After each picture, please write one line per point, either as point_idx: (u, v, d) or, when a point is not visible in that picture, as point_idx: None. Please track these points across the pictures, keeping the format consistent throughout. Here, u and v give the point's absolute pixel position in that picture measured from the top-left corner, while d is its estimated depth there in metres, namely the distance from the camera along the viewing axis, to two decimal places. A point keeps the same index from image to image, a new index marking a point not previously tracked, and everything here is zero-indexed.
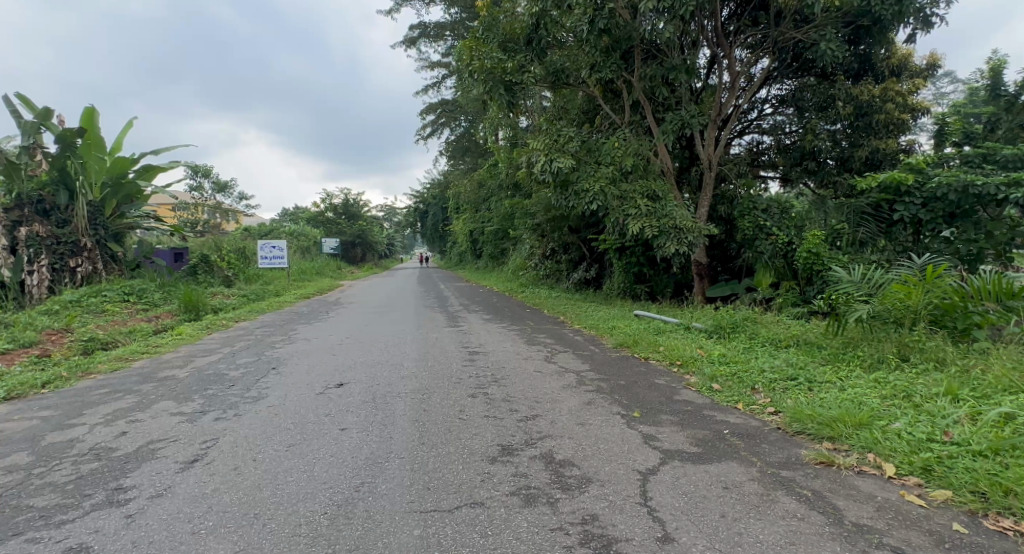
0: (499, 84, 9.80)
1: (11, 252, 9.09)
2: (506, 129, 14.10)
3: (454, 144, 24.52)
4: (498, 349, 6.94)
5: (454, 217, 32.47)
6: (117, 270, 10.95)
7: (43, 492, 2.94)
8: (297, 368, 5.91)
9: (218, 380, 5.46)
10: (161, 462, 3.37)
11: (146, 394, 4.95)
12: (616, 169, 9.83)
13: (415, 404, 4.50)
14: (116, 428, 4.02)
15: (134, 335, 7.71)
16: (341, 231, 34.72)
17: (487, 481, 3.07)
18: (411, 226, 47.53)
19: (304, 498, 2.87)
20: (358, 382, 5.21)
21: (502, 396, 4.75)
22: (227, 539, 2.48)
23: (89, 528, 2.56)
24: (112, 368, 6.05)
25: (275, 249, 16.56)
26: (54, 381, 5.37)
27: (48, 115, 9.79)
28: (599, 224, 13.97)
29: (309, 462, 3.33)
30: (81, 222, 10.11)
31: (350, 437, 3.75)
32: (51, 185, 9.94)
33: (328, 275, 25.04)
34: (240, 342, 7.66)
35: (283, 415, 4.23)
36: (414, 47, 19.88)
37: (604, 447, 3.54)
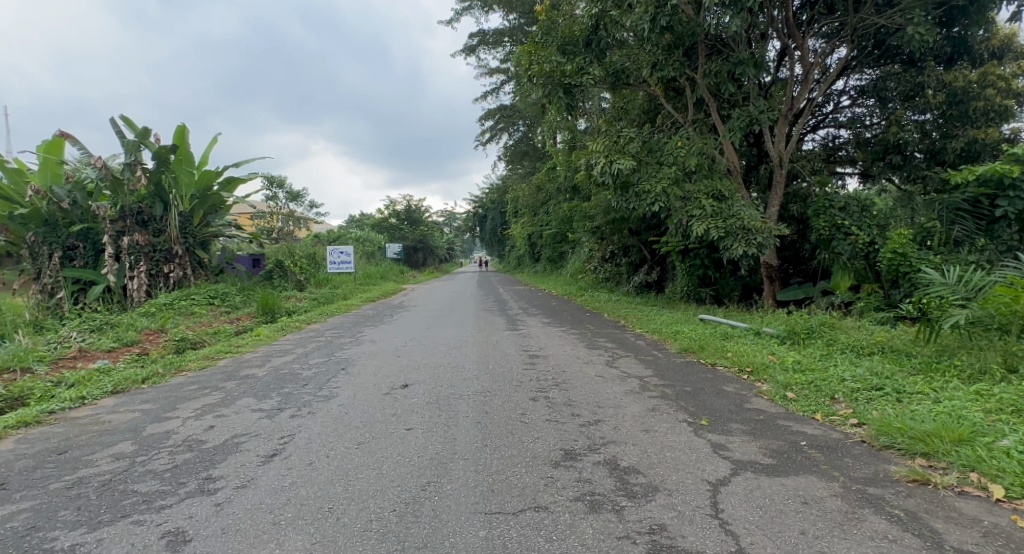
0: (558, 88, 9.79)
1: (115, 258, 10.05)
2: (564, 132, 14.07)
3: (512, 149, 24.77)
4: (559, 353, 6.91)
5: (513, 221, 32.67)
6: (204, 275, 11.81)
7: (145, 479, 3.20)
8: (364, 368, 6.14)
9: (293, 379, 5.75)
10: (245, 455, 3.59)
11: (230, 391, 5.29)
12: (679, 169, 9.57)
13: (477, 406, 4.56)
14: (205, 422, 4.32)
15: (219, 336, 8.27)
16: (404, 236, 35.79)
17: (550, 485, 3.06)
18: (471, 231, 48.27)
19: (374, 495, 2.97)
20: (422, 383, 5.34)
21: (563, 400, 4.73)
22: (305, 530, 2.61)
23: (183, 514, 2.76)
24: (200, 365, 6.53)
25: (343, 254, 17.29)
26: (153, 376, 5.86)
27: (147, 134, 10.66)
28: (661, 226, 13.65)
29: (377, 460, 3.44)
30: (173, 231, 10.92)
31: (416, 437, 3.84)
32: (148, 199, 10.79)
33: (393, 279, 25.91)
34: (312, 343, 8.03)
35: (353, 414, 4.40)
36: (474, 55, 20.24)
37: (671, 455, 3.44)
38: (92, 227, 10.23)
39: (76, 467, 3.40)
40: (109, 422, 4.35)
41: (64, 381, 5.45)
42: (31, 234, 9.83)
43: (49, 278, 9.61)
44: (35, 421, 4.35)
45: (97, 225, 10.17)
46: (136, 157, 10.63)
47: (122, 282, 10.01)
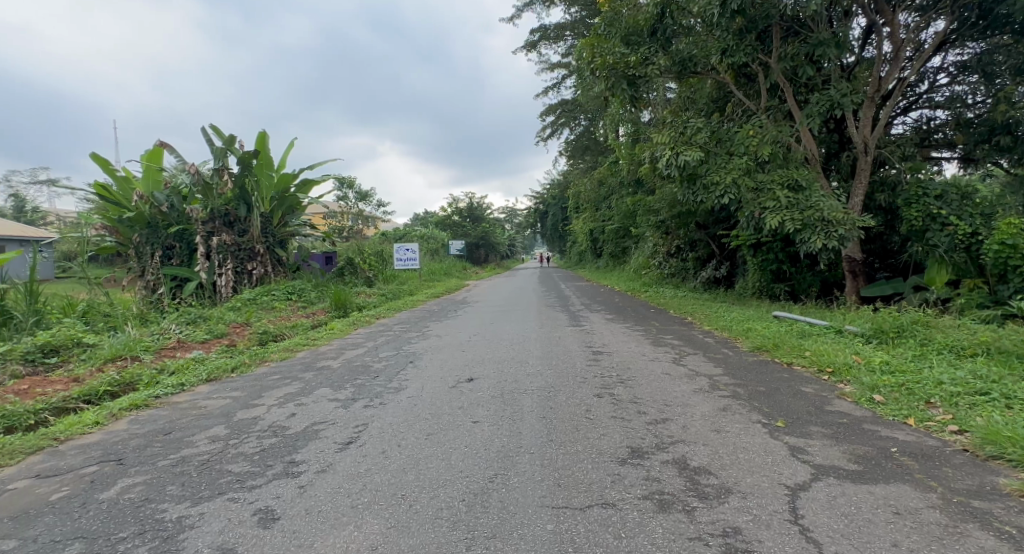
0: (621, 80, 9.59)
1: (206, 257, 10.86)
2: (627, 125, 13.84)
3: (573, 144, 24.59)
4: (623, 350, 6.80)
5: (574, 216, 32.41)
6: (283, 272, 12.52)
7: (237, 460, 3.46)
8: (431, 362, 6.31)
9: (365, 371, 6.02)
10: (324, 441, 3.79)
11: (308, 381, 5.61)
12: (751, 158, 9.17)
13: (542, 401, 4.58)
14: (288, 409, 4.61)
15: (297, 330, 8.77)
16: (467, 233, 36.37)
17: (617, 482, 3.03)
18: (532, 227, 48.35)
19: (444, 484, 3.05)
20: (487, 377, 5.43)
21: (629, 397, 4.66)
22: (380, 515, 2.73)
23: (272, 494, 2.96)
24: (282, 356, 6.96)
25: (409, 251, 17.82)
26: (241, 365, 6.32)
27: (232, 141, 11.42)
28: (730, 219, 13.14)
29: (446, 451, 3.54)
30: (256, 231, 11.65)
31: (482, 430, 3.91)
32: (234, 201, 11.55)
33: (456, 275, 26.42)
34: (381, 337, 8.35)
35: (421, 406, 4.53)
36: (535, 51, 20.21)
37: (744, 457, 3.32)
38: (187, 228, 11.09)
39: (179, 447, 3.73)
40: (205, 406, 4.74)
41: (167, 368, 5.97)
42: (136, 236, 10.83)
43: (151, 274, 10.71)
44: (144, 404, 4.79)
45: (190, 226, 11.03)
46: (223, 163, 11.43)
47: (212, 279, 10.83)
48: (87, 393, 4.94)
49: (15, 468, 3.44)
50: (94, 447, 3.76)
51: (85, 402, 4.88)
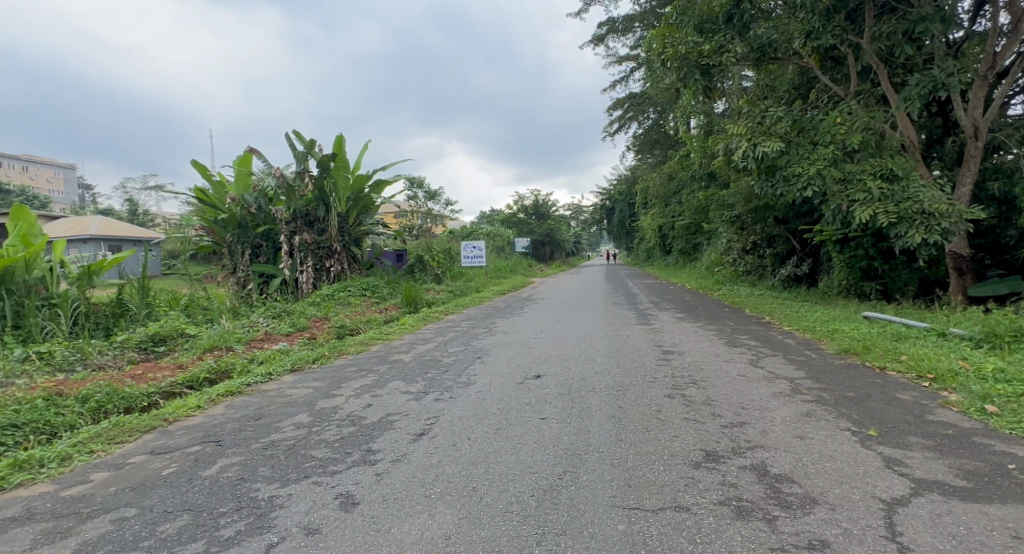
0: (694, 69, 9.14)
1: (289, 254, 11.56)
2: (700, 116, 13.33)
3: (642, 138, 24.01)
4: (695, 349, 6.57)
5: (642, 212, 31.67)
6: (358, 270, 13.06)
7: (319, 446, 3.65)
8: (498, 358, 6.37)
9: (435, 365, 6.18)
10: (398, 432, 3.92)
11: (382, 373, 5.84)
12: (838, 147, 8.58)
13: (610, 399, 4.50)
14: (364, 400, 4.81)
15: (371, 324, 9.14)
16: (532, 230, 36.45)
17: (692, 486, 2.92)
18: (598, 224, 47.74)
19: (513, 479, 3.07)
20: (553, 374, 5.40)
21: (702, 399, 4.49)
22: (452, 505, 2.78)
23: (352, 480, 3.10)
24: (357, 349, 7.28)
25: (475, 248, 18.09)
26: (321, 357, 6.68)
27: (312, 145, 12.03)
28: (813, 213, 12.40)
29: (514, 446, 3.56)
30: (333, 230, 12.23)
31: (550, 426, 3.90)
32: (314, 202, 12.17)
33: (522, 273, 26.54)
34: (450, 332, 8.54)
35: (490, 401, 4.58)
36: (603, 44, 19.89)
37: (831, 466, 3.10)
38: (272, 228, 11.83)
39: (269, 431, 3.98)
40: (290, 395, 5.04)
41: (256, 358, 6.42)
42: (229, 236, 11.67)
43: (242, 271, 11.53)
44: (238, 391, 5.16)
45: (275, 226, 11.75)
46: (304, 166, 12.07)
47: (295, 275, 11.50)
48: (190, 379, 5.38)
49: (133, 444, 3.80)
50: (198, 429, 4.10)
51: (188, 387, 5.31)
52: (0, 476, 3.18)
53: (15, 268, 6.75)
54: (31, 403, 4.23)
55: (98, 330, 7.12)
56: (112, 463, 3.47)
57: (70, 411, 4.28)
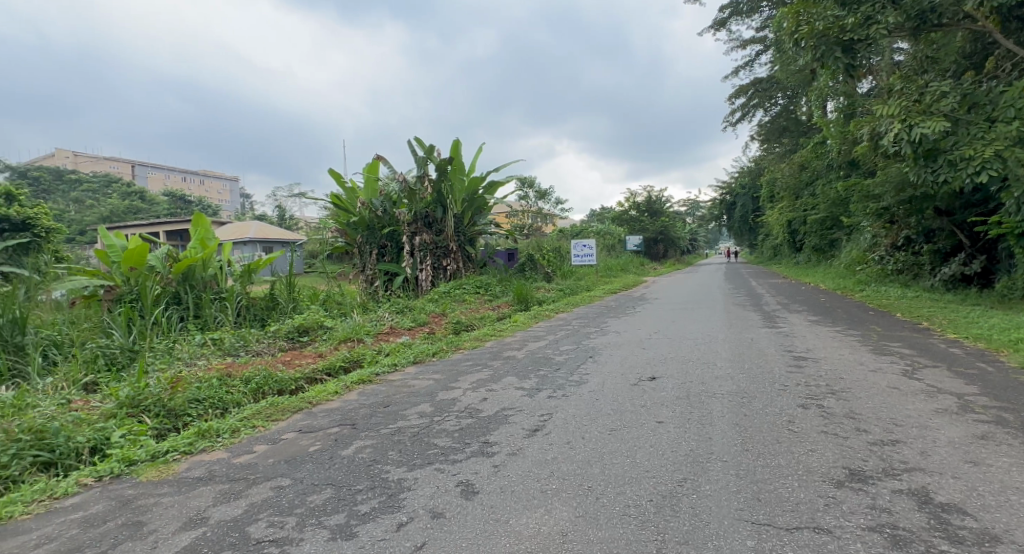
0: (834, 47, 8.30)
1: (411, 254, 12.31)
2: (840, 97, 12.05)
3: (769, 125, 22.28)
4: (833, 356, 5.96)
5: (767, 206, 29.44)
6: (473, 269, 13.54)
7: (441, 436, 3.84)
8: (611, 358, 6.26)
9: (547, 362, 6.22)
10: (514, 426, 4.00)
11: (496, 369, 6.01)
12: (1021, 124, 7.29)
13: (734, 406, 4.23)
14: (480, 393, 4.98)
15: (485, 321, 9.44)
16: (644, 227, 35.33)
17: (834, 507, 2.65)
18: (716, 221, 45.12)
19: (630, 482, 3.00)
20: (670, 377, 5.20)
21: (844, 411, 4.06)
22: (569, 503, 2.78)
23: (472, 469, 3.22)
24: (473, 344, 7.57)
25: (586, 247, 17.90)
26: (439, 351, 7.03)
27: (431, 150, 12.67)
28: (989, 203, 10.81)
29: (630, 449, 3.47)
30: (450, 231, 12.79)
31: (668, 431, 3.76)
32: (433, 204, 12.80)
33: (633, 271, 25.89)
34: (561, 330, 8.56)
35: (604, 401, 4.52)
36: (725, 28, 18.75)
37: (1016, 500, 2.65)
38: (396, 229, 12.66)
39: (396, 418, 4.27)
40: (413, 385, 5.37)
41: (383, 350, 6.92)
42: (359, 237, 12.67)
43: (370, 270, 12.49)
44: (369, 380, 5.60)
45: (399, 227, 12.56)
46: (424, 171, 12.75)
47: (415, 273, 12.25)
48: (328, 366, 5.94)
49: (286, 422, 4.27)
50: (337, 412, 4.51)
51: (327, 374, 5.87)
52: (189, 441, 3.75)
53: (196, 267, 7.90)
54: (209, 381, 4.92)
55: (255, 321, 8.10)
56: (270, 437, 3.93)
57: (237, 389, 4.91)
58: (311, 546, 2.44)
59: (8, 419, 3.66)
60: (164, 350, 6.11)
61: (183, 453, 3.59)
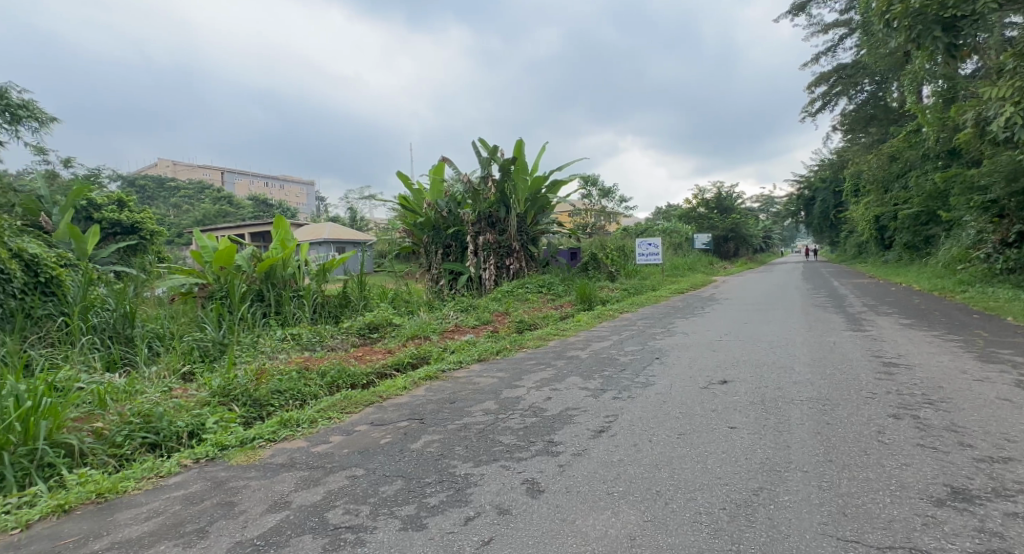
0: (934, 25, 7.69)
1: (474, 253, 12.50)
2: (939, 81, 11.09)
3: (853, 115, 20.87)
4: (929, 364, 5.49)
5: (851, 201, 27.55)
6: (535, 268, 13.58)
7: (506, 433, 3.89)
8: (678, 360, 6.09)
9: (612, 363, 6.15)
10: (578, 427, 3.98)
11: (560, 368, 6.00)
12: None
13: (814, 414, 4.01)
14: (544, 392, 4.99)
15: (548, 320, 9.44)
16: (714, 225, 34.05)
17: (932, 527, 2.46)
18: (792, 217, 42.77)
19: (701, 488, 2.91)
20: (743, 381, 4.99)
21: (944, 424, 3.74)
22: (636, 507, 2.74)
23: (537, 468, 3.24)
24: (536, 343, 7.60)
25: (651, 245, 17.32)
26: (503, 349, 7.10)
27: (495, 150, 12.81)
28: None
29: (701, 454, 3.37)
30: (513, 230, 12.87)
31: (741, 437, 3.62)
32: (496, 204, 12.91)
33: (702, 270, 25.03)
34: (626, 331, 8.41)
35: (672, 403, 4.41)
36: (805, 12, 17.78)
37: None
38: (460, 229, 12.89)
39: (462, 414, 4.36)
40: (478, 382, 5.46)
41: (449, 347, 7.08)
42: (425, 237, 13.01)
43: (435, 269, 12.80)
44: (436, 376, 5.74)
45: (463, 227, 12.78)
46: (488, 171, 12.90)
47: (479, 273, 12.44)
48: (397, 362, 6.16)
49: (359, 415, 4.47)
50: (405, 406, 4.67)
51: (396, 369, 6.08)
52: (273, 430, 4.00)
53: (276, 266, 8.40)
54: (289, 373, 5.23)
55: (330, 317, 8.52)
56: (344, 428, 4.13)
57: (314, 382, 5.19)
58: (384, 535, 2.54)
59: (122, 403, 4.06)
60: (249, 343, 6.55)
61: (268, 441, 3.84)
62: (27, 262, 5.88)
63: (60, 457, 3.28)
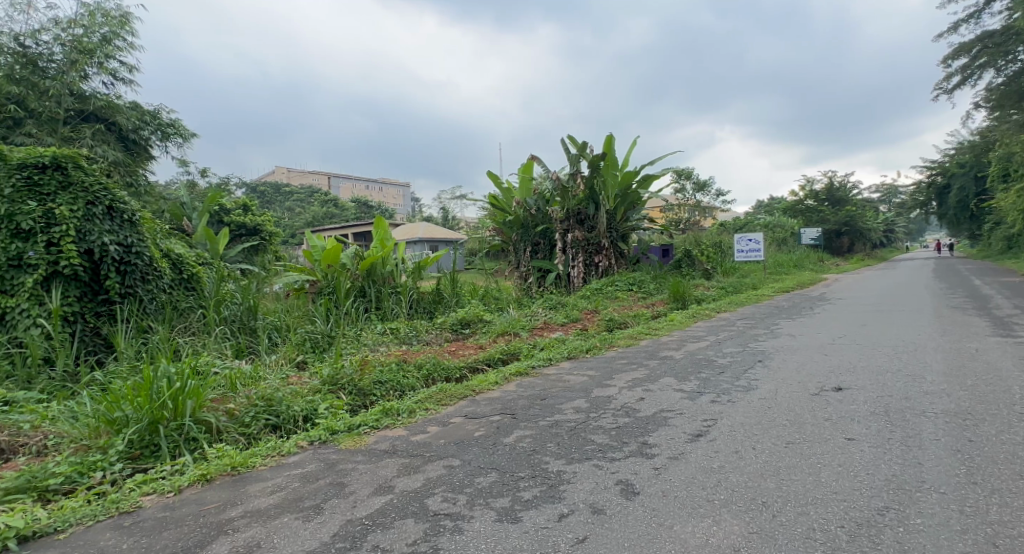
0: None
1: (563, 251, 12.47)
2: None
3: (1002, 89, 18.19)
4: None
5: (998, 188, 24.12)
6: (625, 265, 13.33)
7: (598, 433, 3.85)
8: (784, 363, 5.70)
9: (709, 365, 5.88)
10: (674, 430, 3.86)
11: (653, 368, 5.83)
12: None
13: (953, 429, 3.59)
14: (637, 393, 4.88)
15: (639, 319, 9.22)
16: (824, 218, 31.42)
17: None
18: (921, 208, 38.30)
19: (815, 502, 2.71)
20: (861, 389, 4.58)
21: None
22: (740, 517, 2.61)
23: (631, 469, 3.18)
24: (627, 343, 7.44)
25: (751, 241, 16.20)
26: (593, 348, 7.02)
27: (584, 147, 12.68)
28: None
29: (813, 465, 3.14)
30: (603, 228, 12.66)
31: (861, 450, 3.33)
32: (585, 201, 12.78)
33: (810, 267, 23.21)
34: (724, 331, 8.01)
35: (777, 410, 4.15)
36: None
37: None
38: (549, 226, 12.91)
39: (553, 411, 4.38)
40: (568, 381, 5.45)
41: (538, 344, 7.13)
42: (514, 235, 13.18)
43: (524, 267, 12.96)
44: (526, 372, 5.82)
45: (552, 225, 12.78)
46: (576, 168, 12.81)
47: (567, 270, 12.41)
48: (489, 357, 6.31)
49: (453, 407, 4.63)
50: (497, 401, 4.77)
51: (487, 364, 6.23)
52: (376, 418, 4.26)
53: (377, 264, 8.89)
54: (389, 365, 5.53)
55: (425, 313, 8.88)
56: (440, 420, 4.30)
57: (412, 374, 5.46)
58: (480, 524, 2.62)
59: (249, 387, 4.52)
60: (353, 336, 7.00)
61: (372, 428, 4.09)
62: (174, 261, 6.84)
63: (201, 433, 3.70)
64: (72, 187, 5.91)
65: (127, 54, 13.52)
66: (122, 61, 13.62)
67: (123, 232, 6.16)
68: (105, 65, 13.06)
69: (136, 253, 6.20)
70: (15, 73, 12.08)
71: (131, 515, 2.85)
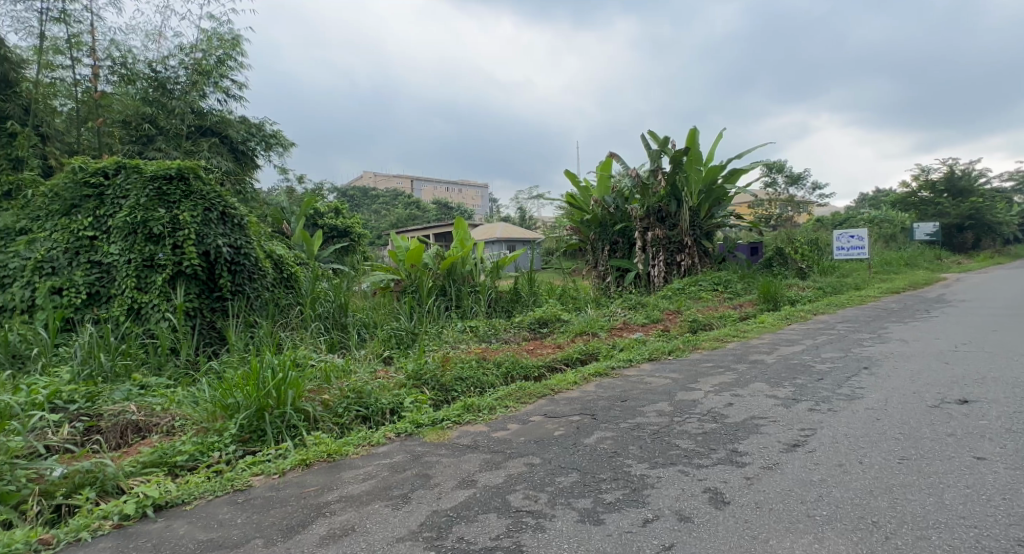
0: None
1: (643, 249, 12.13)
2: None
3: None
4: None
5: None
6: (709, 265, 12.76)
7: (683, 437, 3.70)
8: (894, 371, 5.19)
9: (806, 371, 5.47)
10: (767, 438, 3.63)
11: (742, 373, 5.52)
12: None
13: None
14: (724, 398, 4.65)
15: (725, 320, 8.80)
16: (941, 212, 28.37)
17: None
18: None
19: (937, 526, 2.45)
20: (992, 403, 4.07)
21: None
22: (847, 536, 2.41)
23: (720, 477, 3.03)
24: (712, 345, 7.10)
25: (853, 238, 14.91)
26: (676, 349, 6.78)
27: (665, 142, 12.30)
28: None
29: (934, 485, 2.83)
30: (685, 225, 12.19)
31: (992, 471, 2.96)
32: (666, 198, 12.34)
33: (925, 265, 21.00)
34: (822, 335, 7.44)
35: (888, 422, 3.79)
36: None
37: None
38: (628, 225, 12.61)
39: (634, 414, 4.26)
40: (650, 383, 5.28)
41: (618, 345, 6.99)
42: (592, 234, 13.04)
43: (602, 266, 12.75)
44: (605, 373, 5.72)
45: (631, 223, 12.48)
46: (657, 164, 12.44)
47: (647, 270, 12.06)
48: (567, 357, 6.27)
49: (532, 406, 4.63)
50: (576, 401, 4.71)
51: (565, 364, 6.20)
52: (457, 413, 4.35)
53: (457, 263, 9.11)
54: (470, 362, 5.63)
55: (503, 312, 8.98)
56: (520, 418, 4.32)
57: (491, 371, 5.54)
58: (562, 524, 2.60)
59: (341, 380, 4.78)
60: (435, 334, 7.19)
61: (454, 422, 4.19)
62: (276, 261, 7.38)
63: (301, 421, 3.97)
64: (192, 195, 6.55)
65: (237, 73, 14.68)
66: (234, 80, 14.86)
67: (233, 235, 6.75)
68: (219, 84, 14.31)
69: (244, 254, 6.76)
70: (149, 96, 13.45)
71: (244, 492, 3.10)
